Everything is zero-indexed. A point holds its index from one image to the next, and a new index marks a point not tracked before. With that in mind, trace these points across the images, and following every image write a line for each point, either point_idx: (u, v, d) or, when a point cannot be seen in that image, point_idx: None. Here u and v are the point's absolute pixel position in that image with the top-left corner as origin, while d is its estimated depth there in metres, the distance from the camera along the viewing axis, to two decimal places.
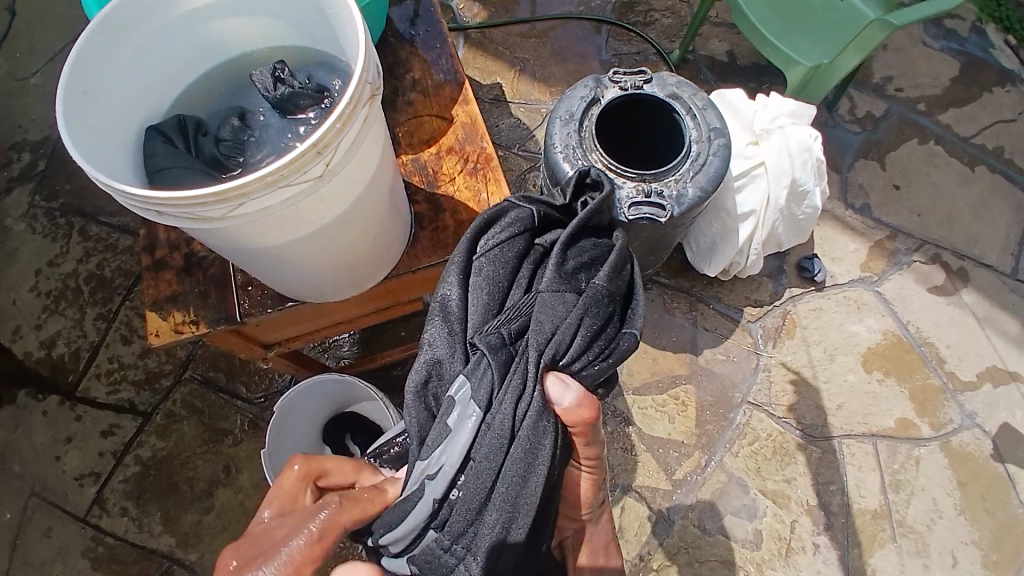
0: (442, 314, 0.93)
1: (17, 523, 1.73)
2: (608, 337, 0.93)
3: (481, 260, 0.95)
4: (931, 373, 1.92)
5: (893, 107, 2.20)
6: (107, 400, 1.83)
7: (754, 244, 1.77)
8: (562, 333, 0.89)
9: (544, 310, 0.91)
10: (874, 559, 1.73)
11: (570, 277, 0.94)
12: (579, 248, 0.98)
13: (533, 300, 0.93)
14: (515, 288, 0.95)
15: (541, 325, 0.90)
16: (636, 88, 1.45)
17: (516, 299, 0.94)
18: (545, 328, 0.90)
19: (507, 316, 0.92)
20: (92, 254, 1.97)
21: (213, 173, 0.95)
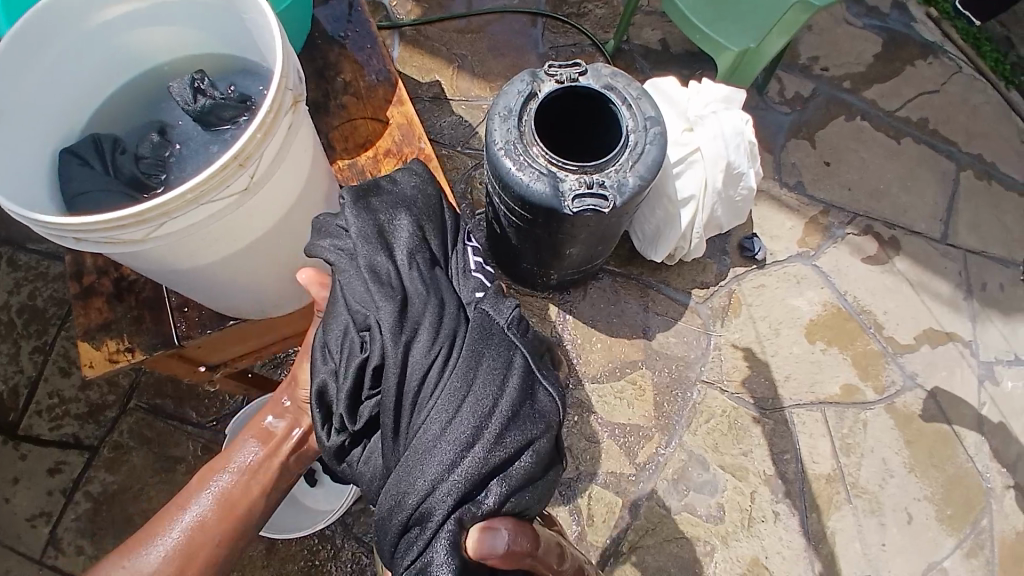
0: (412, 459, 0.96)
1: None
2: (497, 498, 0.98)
3: (474, 415, 0.98)
4: (871, 339, 2.01)
5: (820, 87, 2.29)
6: (51, 437, 1.75)
7: (697, 228, 1.81)
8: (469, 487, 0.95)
9: (483, 479, 0.97)
10: (832, 521, 1.81)
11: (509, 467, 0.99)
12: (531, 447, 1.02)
13: (481, 470, 0.96)
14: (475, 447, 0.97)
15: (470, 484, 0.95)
16: (572, 80, 1.47)
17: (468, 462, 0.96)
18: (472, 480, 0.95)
19: (463, 461, 0.96)
20: (22, 285, 1.88)
21: (134, 194, 0.93)
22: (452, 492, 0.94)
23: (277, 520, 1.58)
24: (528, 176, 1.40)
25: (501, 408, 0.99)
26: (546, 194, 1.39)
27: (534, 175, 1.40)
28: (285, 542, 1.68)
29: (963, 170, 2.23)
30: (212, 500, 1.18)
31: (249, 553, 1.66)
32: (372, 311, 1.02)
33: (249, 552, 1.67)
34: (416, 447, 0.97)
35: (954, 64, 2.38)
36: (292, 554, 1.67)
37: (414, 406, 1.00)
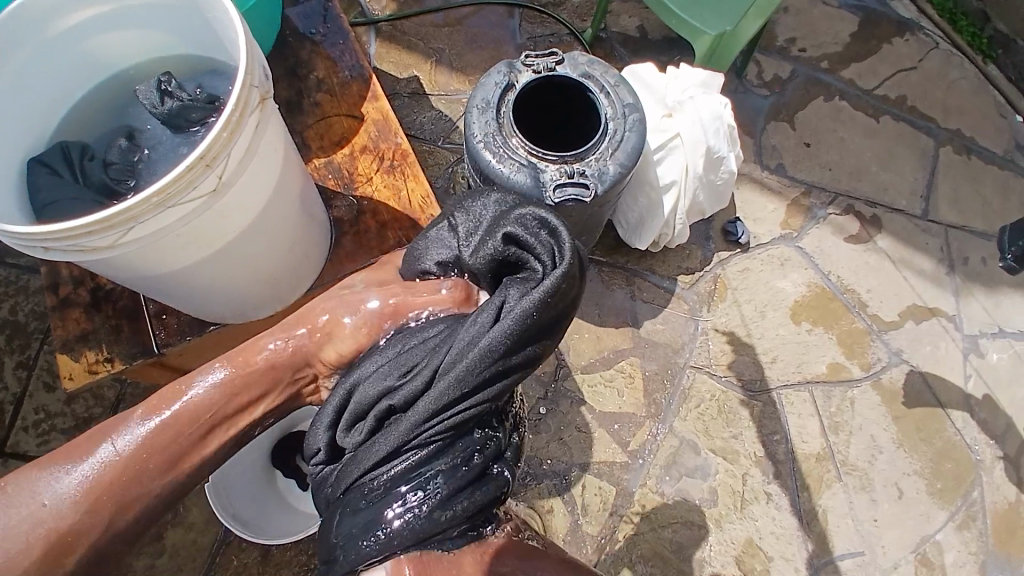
0: (364, 487, 0.97)
1: None
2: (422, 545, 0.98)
3: (439, 483, 0.96)
4: (856, 317, 2.02)
5: (798, 69, 2.29)
6: (38, 453, 1.73)
7: (679, 214, 1.81)
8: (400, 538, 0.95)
9: (413, 532, 0.95)
10: (823, 499, 1.83)
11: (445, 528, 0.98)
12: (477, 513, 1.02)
13: (416, 528, 0.96)
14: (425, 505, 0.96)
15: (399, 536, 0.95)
16: (549, 70, 1.46)
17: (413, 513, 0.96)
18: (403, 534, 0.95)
19: (406, 511, 0.95)
20: (2, 299, 1.85)
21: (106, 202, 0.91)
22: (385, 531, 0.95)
23: (271, 529, 1.56)
24: (508, 168, 1.39)
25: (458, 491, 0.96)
26: (528, 185, 1.38)
27: (515, 167, 1.39)
28: (280, 548, 1.67)
29: (941, 146, 2.25)
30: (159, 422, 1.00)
31: (244, 561, 1.66)
32: (427, 357, 0.97)
33: (244, 559, 1.66)
34: (373, 479, 0.96)
35: (931, 40, 2.39)
36: (288, 559, 1.66)
37: (388, 459, 0.96)
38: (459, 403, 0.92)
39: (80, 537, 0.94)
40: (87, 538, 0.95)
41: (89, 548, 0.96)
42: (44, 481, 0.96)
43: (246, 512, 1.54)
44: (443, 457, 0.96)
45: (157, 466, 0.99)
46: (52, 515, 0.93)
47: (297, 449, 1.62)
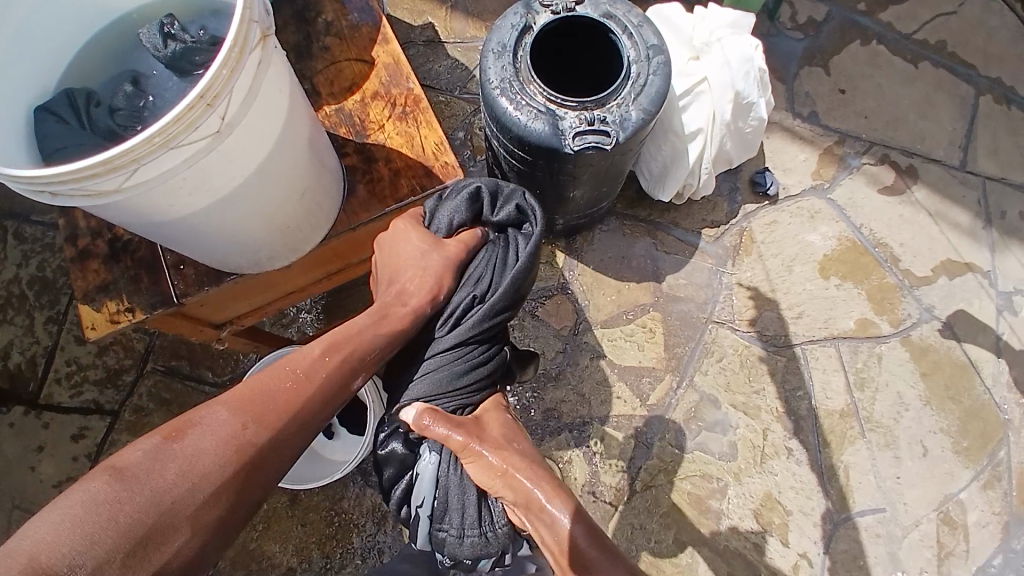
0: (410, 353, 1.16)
1: None
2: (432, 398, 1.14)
3: (462, 356, 1.13)
4: (887, 272, 1.96)
5: (833, 10, 2.17)
6: (71, 404, 1.78)
7: (704, 164, 1.74)
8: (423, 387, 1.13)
9: (435, 381, 1.13)
10: (846, 456, 1.81)
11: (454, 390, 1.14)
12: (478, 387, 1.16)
13: (437, 377, 1.13)
14: (449, 367, 1.13)
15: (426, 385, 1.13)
16: (569, 10, 1.38)
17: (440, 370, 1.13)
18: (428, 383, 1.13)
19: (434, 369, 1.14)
20: (31, 256, 1.88)
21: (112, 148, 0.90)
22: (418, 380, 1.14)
23: (296, 475, 1.59)
24: (526, 116, 1.34)
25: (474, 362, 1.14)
26: (546, 134, 1.33)
27: (533, 115, 1.34)
28: (308, 493, 1.71)
29: (982, 95, 2.12)
30: (301, 368, 0.95)
31: (273, 505, 1.70)
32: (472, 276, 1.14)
33: (273, 503, 1.70)
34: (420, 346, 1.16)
35: None
36: (315, 504, 1.71)
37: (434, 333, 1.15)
38: (500, 312, 1.14)
39: (256, 453, 0.86)
40: (273, 452, 0.88)
41: (264, 471, 0.86)
42: (215, 411, 0.86)
43: None
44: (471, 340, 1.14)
45: (317, 384, 0.96)
46: (232, 439, 0.84)
47: None
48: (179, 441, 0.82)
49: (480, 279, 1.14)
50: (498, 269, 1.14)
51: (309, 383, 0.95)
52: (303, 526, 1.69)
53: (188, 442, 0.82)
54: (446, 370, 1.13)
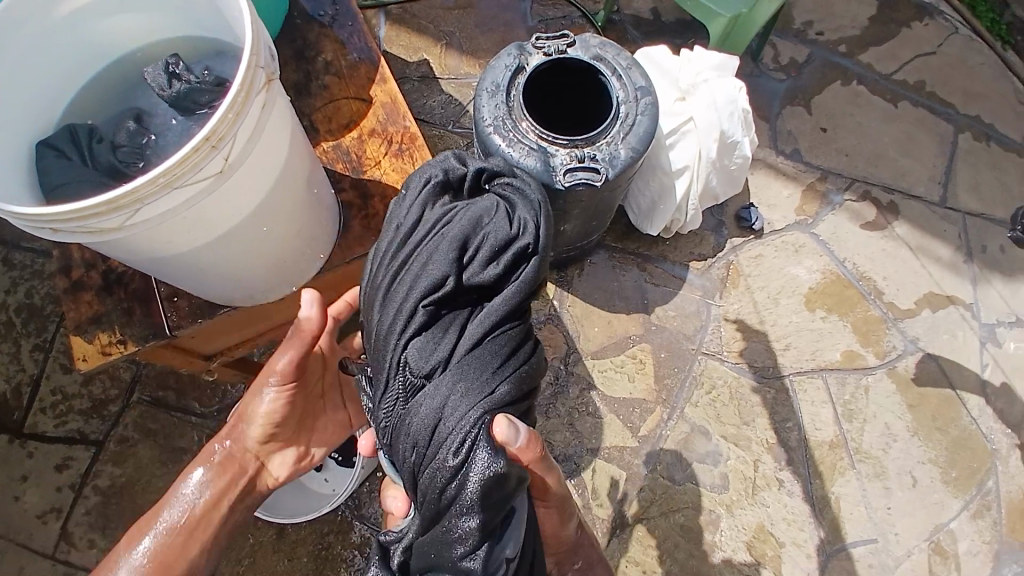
0: (438, 372, 0.92)
1: None
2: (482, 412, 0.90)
3: (503, 336, 0.94)
4: (872, 305, 1.99)
5: (815, 52, 2.25)
6: (56, 434, 1.76)
7: (692, 199, 1.78)
8: (475, 402, 0.90)
9: (483, 381, 0.92)
10: (836, 487, 1.82)
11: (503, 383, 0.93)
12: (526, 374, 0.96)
13: (485, 378, 0.92)
14: (495, 361, 0.93)
15: (474, 398, 0.91)
16: (560, 53, 1.43)
17: (487, 370, 0.92)
18: (479, 393, 0.91)
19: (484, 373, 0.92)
20: (19, 283, 1.88)
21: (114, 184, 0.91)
22: (463, 400, 0.90)
23: (283, 508, 1.61)
24: (519, 153, 1.37)
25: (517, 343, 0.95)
26: (538, 170, 1.36)
27: (525, 152, 1.37)
28: (295, 527, 1.69)
29: (961, 132, 2.20)
30: (241, 450, 1.21)
31: (259, 540, 1.67)
32: (507, 218, 0.94)
33: (258, 538, 1.68)
34: (453, 359, 0.92)
35: (951, 25, 2.33)
36: (302, 538, 1.68)
37: (470, 331, 0.92)
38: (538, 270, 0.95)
39: (205, 525, 1.16)
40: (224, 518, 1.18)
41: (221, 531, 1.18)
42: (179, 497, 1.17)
43: None
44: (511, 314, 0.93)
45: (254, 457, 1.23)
46: (188, 519, 1.15)
47: None
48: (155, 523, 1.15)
49: (521, 223, 0.94)
50: (514, 216, 0.94)
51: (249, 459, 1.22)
52: (287, 563, 1.66)
53: (155, 528, 1.14)
54: (498, 366, 0.93)
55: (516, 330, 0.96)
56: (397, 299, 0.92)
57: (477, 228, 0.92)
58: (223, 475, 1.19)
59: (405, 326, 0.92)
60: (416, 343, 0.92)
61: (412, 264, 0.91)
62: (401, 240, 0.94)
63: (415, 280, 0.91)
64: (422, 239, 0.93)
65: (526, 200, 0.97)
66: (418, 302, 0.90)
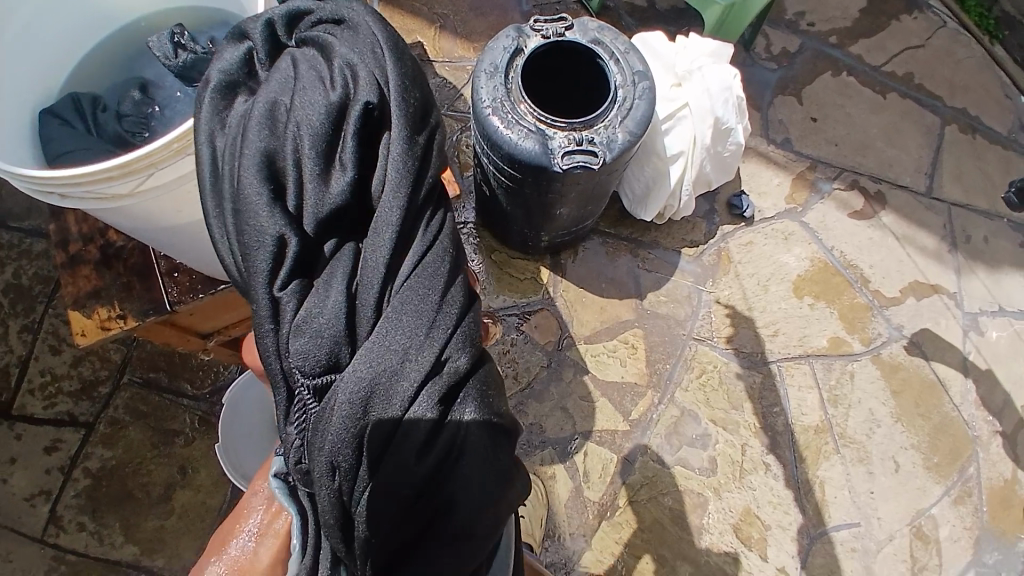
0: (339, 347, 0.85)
1: None
2: (404, 369, 0.84)
3: (403, 276, 0.89)
4: (858, 293, 2.03)
5: (806, 42, 2.27)
6: (45, 415, 1.75)
7: (685, 185, 1.80)
8: (386, 358, 0.84)
9: (396, 329, 0.85)
10: (820, 470, 1.86)
11: (423, 331, 0.86)
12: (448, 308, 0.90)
13: (395, 326, 0.85)
14: (403, 308, 0.86)
15: (386, 354, 0.84)
16: (559, 35, 1.44)
17: (396, 318, 0.86)
18: (392, 346, 0.84)
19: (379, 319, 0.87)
20: (6, 263, 1.86)
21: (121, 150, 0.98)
22: (373, 362, 0.83)
23: None
24: (517, 135, 1.38)
25: (423, 277, 0.89)
26: (535, 152, 1.37)
27: (523, 134, 1.38)
28: None
29: (948, 124, 2.23)
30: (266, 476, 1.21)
31: None
32: (318, 86, 0.92)
33: None
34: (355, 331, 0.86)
35: (941, 18, 2.37)
36: None
37: (360, 288, 0.88)
38: (415, 139, 0.93)
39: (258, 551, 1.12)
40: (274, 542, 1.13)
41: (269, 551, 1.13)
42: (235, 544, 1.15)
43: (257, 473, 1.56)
44: (396, 242, 0.89)
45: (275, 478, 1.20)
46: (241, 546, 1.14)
47: None
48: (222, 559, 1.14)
49: (343, 82, 0.93)
50: (326, 92, 0.92)
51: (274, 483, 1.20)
52: None
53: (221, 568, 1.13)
54: (412, 316, 0.86)
55: (422, 263, 0.90)
56: (265, 294, 0.87)
57: (281, 118, 0.91)
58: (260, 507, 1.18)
59: (278, 315, 0.87)
60: (302, 341, 0.85)
61: (244, 229, 0.88)
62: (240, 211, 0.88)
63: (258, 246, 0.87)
64: (263, 203, 0.87)
65: (338, 44, 0.95)
66: (266, 259, 0.87)
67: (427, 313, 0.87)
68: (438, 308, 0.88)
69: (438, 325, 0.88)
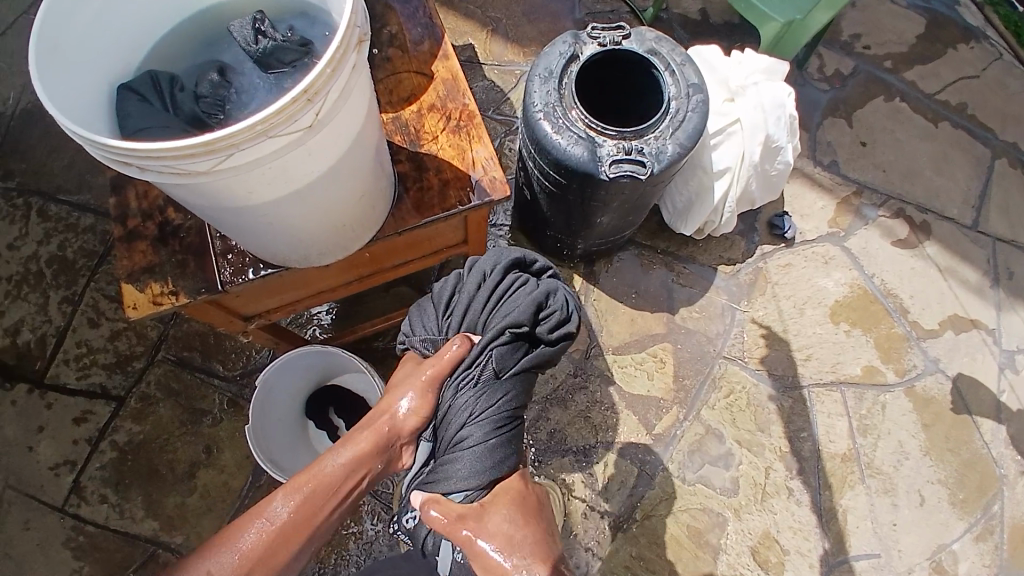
0: (481, 377, 1.16)
1: None
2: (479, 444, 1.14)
3: (503, 414, 1.16)
4: (895, 322, 1.99)
5: (860, 65, 2.24)
6: (78, 386, 1.79)
7: (729, 203, 1.78)
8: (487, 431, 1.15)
9: (493, 421, 1.15)
10: (844, 499, 1.82)
11: (489, 446, 1.14)
12: (498, 458, 1.15)
13: (488, 419, 1.15)
14: (499, 430, 1.16)
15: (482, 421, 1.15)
16: (615, 44, 1.44)
17: (495, 433, 1.16)
18: (486, 420, 1.15)
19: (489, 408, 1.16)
20: (53, 235, 1.91)
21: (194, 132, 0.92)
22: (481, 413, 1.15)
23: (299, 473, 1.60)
24: (566, 140, 1.38)
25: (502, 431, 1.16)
26: (584, 159, 1.37)
27: (573, 140, 1.38)
28: None
29: (998, 158, 2.19)
30: (348, 466, 1.08)
31: None
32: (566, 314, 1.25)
33: None
34: (481, 391, 1.16)
35: (997, 49, 2.32)
36: None
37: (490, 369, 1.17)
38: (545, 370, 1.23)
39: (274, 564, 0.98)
40: (293, 552, 1.01)
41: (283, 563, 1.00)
42: (274, 515, 1.01)
43: (281, 456, 1.58)
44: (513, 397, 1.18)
45: (351, 477, 1.08)
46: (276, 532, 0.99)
47: (330, 402, 1.68)
48: (241, 543, 0.97)
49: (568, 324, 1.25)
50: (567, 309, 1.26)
51: (343, 488, 1.07)
52: None
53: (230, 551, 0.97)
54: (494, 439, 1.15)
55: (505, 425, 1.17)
56: (500, 320, 1.18)
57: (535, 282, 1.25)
58: (313, 500, 1.04)
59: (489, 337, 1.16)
60: (519, 370, 1.19)
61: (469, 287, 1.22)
62: (504, 280, 1.22)
63: (470, 303, 1.20)
64: (522, 289, 1.22)
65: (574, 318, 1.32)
66: (482, 316, 1.19)
67: (497, 439, 1.15)
68: (501, 445, 1.15)
69: (495, 446, 1.15)
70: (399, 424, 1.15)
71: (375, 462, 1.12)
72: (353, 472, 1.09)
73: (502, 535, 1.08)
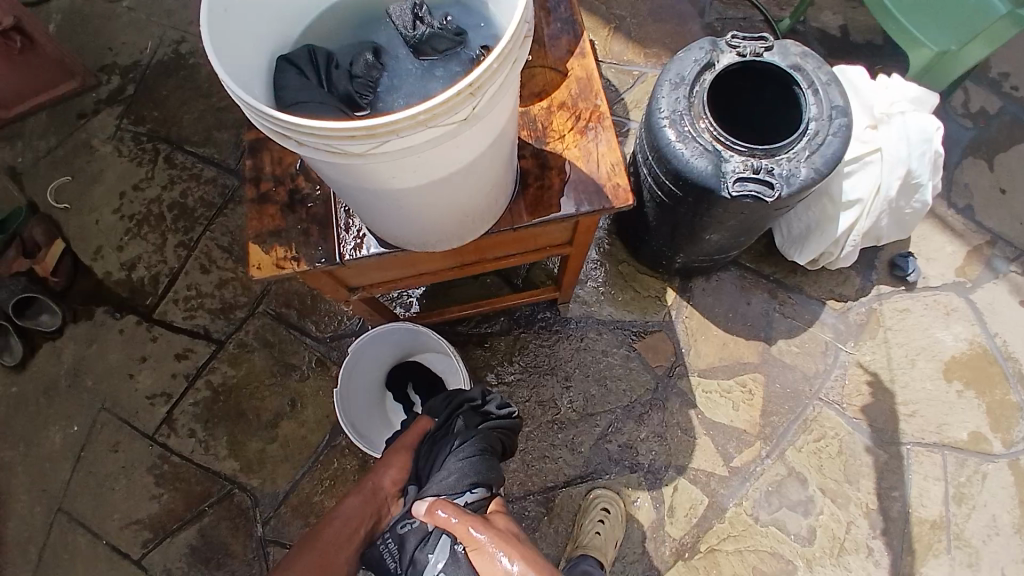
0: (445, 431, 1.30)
1: (81, 437, 1.83)
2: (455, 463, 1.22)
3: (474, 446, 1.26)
4: (1011, 389, 1.82)
5: (1005, 108, 2.04)
6: (183, 325, 1.90)
7: (853, 236, 1.68)
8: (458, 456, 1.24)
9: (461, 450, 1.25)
10: (926, 569, 1.68)
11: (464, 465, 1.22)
12: (473, 469, 1.21)
13: (457, 452, 1.25)
14: (470, 453, 1.24)
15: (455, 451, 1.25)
16: (756, 55, 1.36)
17: (465, 455, 1.24)
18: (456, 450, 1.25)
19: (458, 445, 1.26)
20: (176, 181, 2.03)
21: (345, 110, 0.93)
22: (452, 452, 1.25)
23: (374, 443, 1.63)
24: (691, 151, 1.33)
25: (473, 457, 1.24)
26: (707, 173, 1.31)
27: (698, 151, 1.32)
28: None
29: None
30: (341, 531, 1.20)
31: (343, 467, 1.76)
32: None
33: (343, 466, 1.76)
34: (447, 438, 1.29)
35: None
36: None
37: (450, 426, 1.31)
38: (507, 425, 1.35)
39: None
40: None
41: None
42: None
43: (359, 423, 1.61)
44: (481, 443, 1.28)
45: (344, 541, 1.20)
46: None
47: (409, 377, 1.69)
48: None
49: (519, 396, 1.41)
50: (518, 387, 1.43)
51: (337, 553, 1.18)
52: None
53: None
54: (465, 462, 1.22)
55: (478, 455, 1.25)
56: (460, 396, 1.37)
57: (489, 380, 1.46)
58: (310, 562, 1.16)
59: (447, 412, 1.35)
60: (484, 429, 1.32)
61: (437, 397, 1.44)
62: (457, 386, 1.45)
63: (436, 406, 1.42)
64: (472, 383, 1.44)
65: None
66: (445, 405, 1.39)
67: (470, 459, 1.23)
68: (475, 464, 1.22)
69: (467, 465, 1.22)
70: (378, 489, 1.26)
71: (363, 527, 1.22)
72: (344, 535, 1.20)
73: (506, 537, 1.06)
